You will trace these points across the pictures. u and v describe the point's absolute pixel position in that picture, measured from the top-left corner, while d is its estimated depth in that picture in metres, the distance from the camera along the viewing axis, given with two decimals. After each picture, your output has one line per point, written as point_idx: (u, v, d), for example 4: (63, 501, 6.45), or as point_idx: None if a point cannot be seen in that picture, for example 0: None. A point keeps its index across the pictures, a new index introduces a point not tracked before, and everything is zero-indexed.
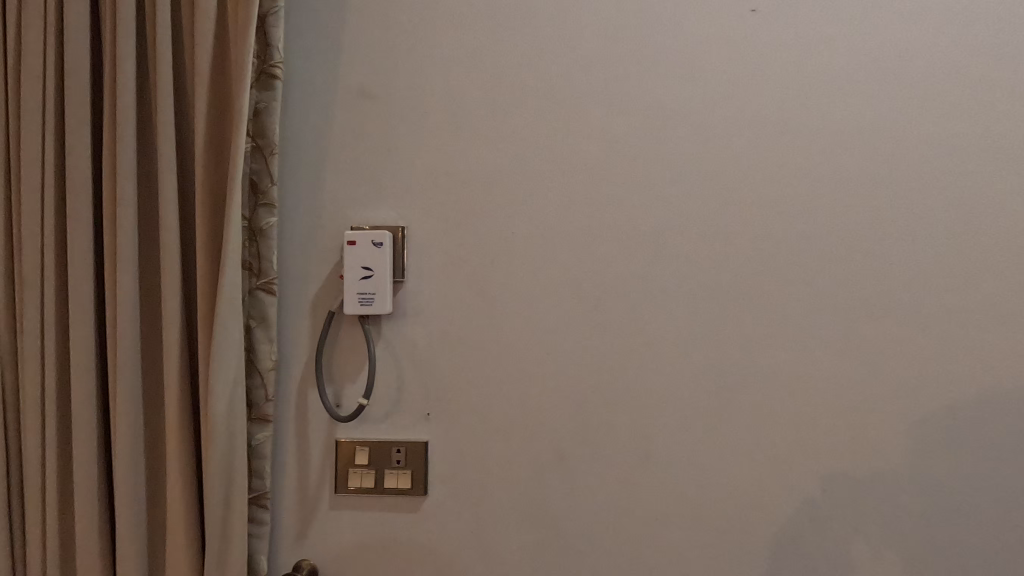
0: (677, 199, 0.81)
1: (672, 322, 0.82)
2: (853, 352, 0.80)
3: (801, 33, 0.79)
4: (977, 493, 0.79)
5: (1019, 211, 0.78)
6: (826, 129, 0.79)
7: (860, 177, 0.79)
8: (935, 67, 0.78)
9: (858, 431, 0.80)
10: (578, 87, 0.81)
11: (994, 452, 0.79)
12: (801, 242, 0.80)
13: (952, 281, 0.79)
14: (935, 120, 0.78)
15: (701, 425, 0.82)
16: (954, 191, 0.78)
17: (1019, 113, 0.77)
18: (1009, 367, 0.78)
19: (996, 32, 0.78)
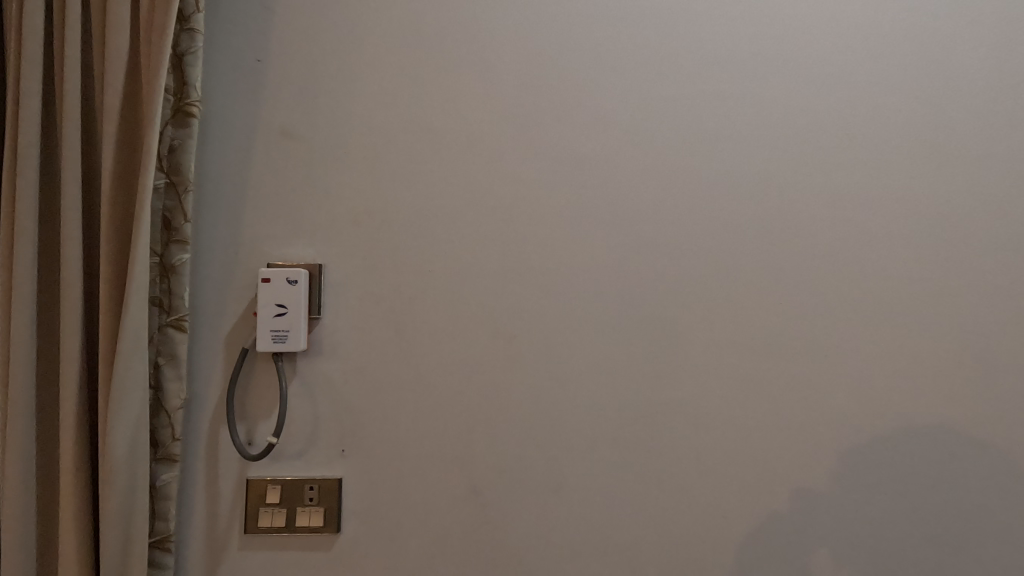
0: (584, 240, 0.86)
1: (586, 359, 0.85)
2: (743, 385, 0.87)
3: (694, 93, 0.87)
4: (852, 510, 0.87)
5: (882, 260, 0.88)
6: (716, 180, 0.87)
7: (747, 226, 0.87)
8: (809, 130, 0.88)
9: (749, 458, 0.86)
10: (493, 133, 0.86)
11: (866, 475, 0.87)
12: (697, 283, 0.87)
13: (826, 321, 0.87)
14: (812, 177, 0.88)
15: (609, 458, 0.85)
16: (826, 240, 0.87)
17: (878, 173, 0.88)
18: (878, 399, 0.87)
19: (859, 102, 0.88)
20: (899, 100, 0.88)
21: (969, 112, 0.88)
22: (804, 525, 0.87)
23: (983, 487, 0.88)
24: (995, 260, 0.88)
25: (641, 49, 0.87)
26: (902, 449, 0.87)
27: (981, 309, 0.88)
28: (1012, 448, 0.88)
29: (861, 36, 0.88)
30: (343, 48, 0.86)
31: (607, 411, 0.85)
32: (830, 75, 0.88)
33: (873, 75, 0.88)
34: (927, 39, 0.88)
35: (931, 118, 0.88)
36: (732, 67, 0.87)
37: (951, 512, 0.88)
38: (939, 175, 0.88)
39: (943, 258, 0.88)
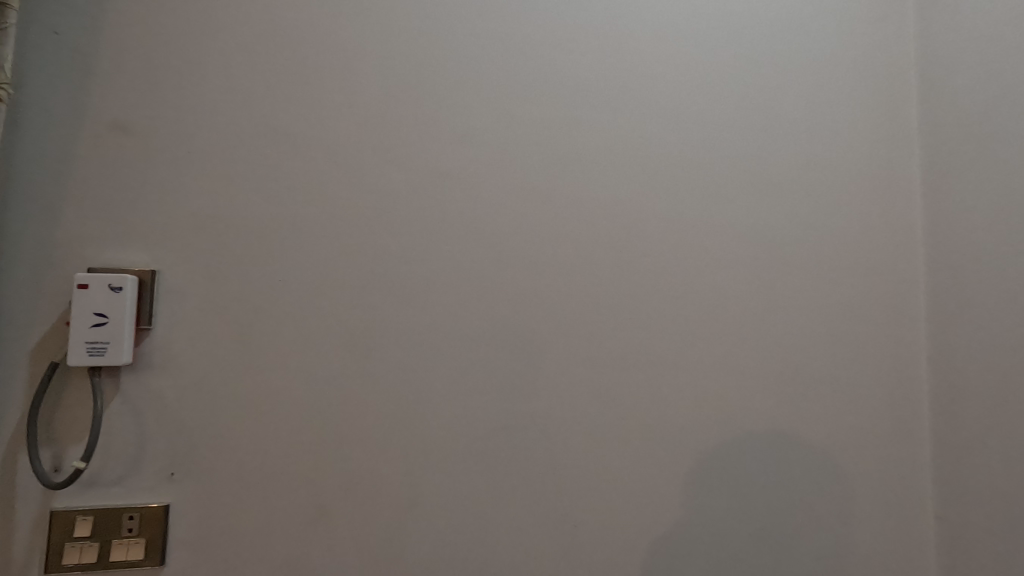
0: (445, 253, 0.86)
1: (443, 373, 0.85)
2: (600, 397, 0.88)
3: (555, 115, 0.91)
4: (700, 514, 0.91)
5: (728, 277, 0.93)
6: (574, 199, 0.90)
7: (604, 242, 0.90)
8: (662, 154, 0.93)
9: (604, 467, 0.88)
10: (353, 141, 0.84)
11: (713, 481, 0.91)
12: (556, 297, 0.88)
13: (679, 335, 0.91)
14: (665, 198, 0.92)
15: (464, 471, 0.84)
16: (679, 258, 0.92)
17: (724, 196, 0.94)
18: (723, 409, 0.92)
19: (708, 131, 0.95)
20: (738, 137, 0.96)
21: (796, 150, 0.97)
22: (654, 532, 0.89)
23: (813, 489, 0.95)
24: (820, 283, 0.96)
25: (506, 69, 0.90)
26: (744, 454, 0.93)
27: (808, 328, 0.95)
28: (837, 452, 0.96)
29: (704, 75, 0.95)
30: (189, 41, 0.81)
31: (465, 425, 0.85)
32: (681, 105, 0.94)
33: (715, 111, 0.95)
34: (760, 82, 0.97)
35: (765, 153, 0.96)
36: (587, 94, 0.92)
37: (786, 512, 0.94)
38: (772, 205, 0.96)
39: (781, 276, 0.95)
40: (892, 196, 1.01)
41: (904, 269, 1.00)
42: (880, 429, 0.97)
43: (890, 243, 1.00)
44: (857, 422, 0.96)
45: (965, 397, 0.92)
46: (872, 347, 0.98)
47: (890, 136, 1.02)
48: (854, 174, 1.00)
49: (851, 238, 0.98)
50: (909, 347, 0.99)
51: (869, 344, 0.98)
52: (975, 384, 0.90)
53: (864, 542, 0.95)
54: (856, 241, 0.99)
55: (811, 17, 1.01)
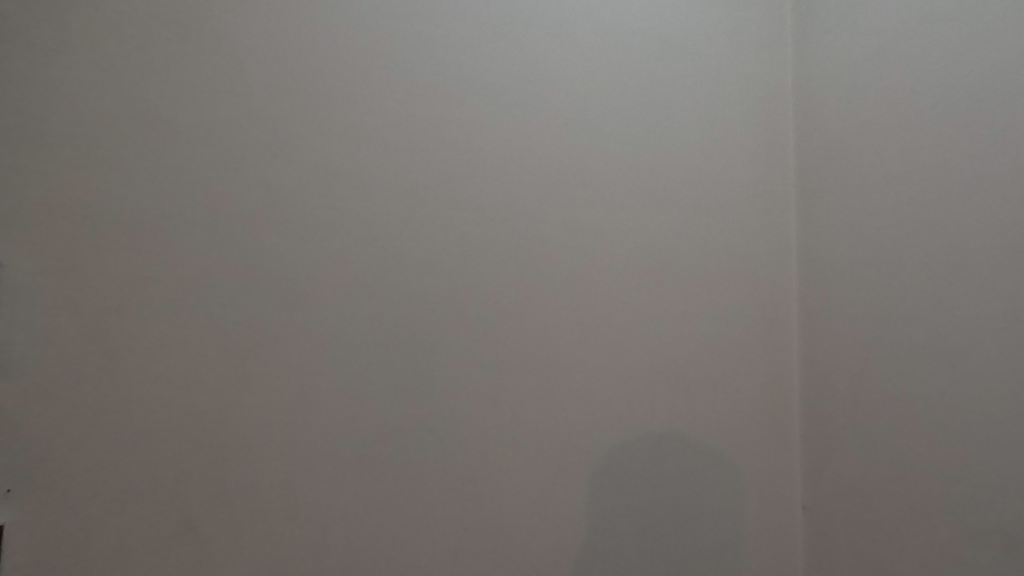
0: (335, 253, 0.84)
1: (329, 376, 0.82)
2: (492, 400, 0.89)
3: (455, 120, 0.91)
4: (591, 513, 0.92)
5: (619, 285, 0.97)
6: (471, 203, 0.90)
7: (500, 247, 0.91)
8: (558, 164, 0.95)
9: (494, 470, 0.89)
10: (238, 133, 0.80)
11: (604, 480, 0.93)
12: (450, 300, 0.88)
13: (571, 339, 0.94)
14: (561, 206, 0.95)
15: (349, 478, 0.82)
16: (573, 264, 0.95)
17: (617, 206, 0.98)
18: (613, 410, 0.95)
19: (603, 144, 0.98)
20: (632, 151, 1.00)
21: (685, 167, 1.03)
22: (545, 532, 0.90)
23: (699, 485, 0.99)
24: (705, 290, 1.02)
25: (405, 71, 0.89)
26: (633, 453, 0.96)
27: (694, 333, 1.01)
28: (720, 449, 1.01)
29: (602, 88, 0.99)
30: (49, 13, 0.74)
31: (351, 428, 0.82)
32: (579, 117, 0.97)
33: (612, 123, 0.99)
34: (655, 99, 1.02)
35: (658, 166, 1.01)
36: (489, 100, 0.93)
37: (675, 507, 0.97)
38: (663, 215, 1.01)
39: (668, 284, 1.00)
40: (770, 212, 1.09)
41: (779, 279, 1.08)
42: (758, 428, 1.03)
43: (768, 254, 1.08)
44: (739, 421, 1.02)
45: (828, 396, 1.00)
46: (752, 351, 1.04)
47: (769, 157, 1.10)
48: (737, 190, 1.07)
49: (733, 249, 1.05)
50: (783, 351, 1.07)
51: (749, 347, 1.04)
52: (836, 384, 0.99)
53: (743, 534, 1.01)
54: (738, 251, 1.05)
55: (702, 43, 1.07)
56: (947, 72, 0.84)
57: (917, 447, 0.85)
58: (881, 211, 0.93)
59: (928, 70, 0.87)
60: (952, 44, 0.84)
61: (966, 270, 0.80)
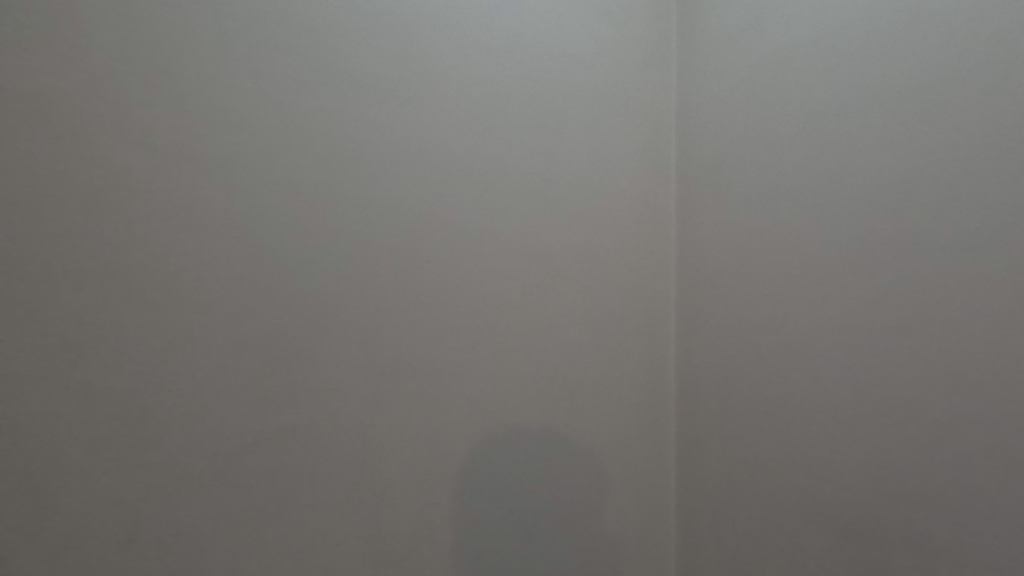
0: (192, 245, 0.75)
1: (180, 382, 0.74)
2: (368, 405, 0.85)
3: (335, 108, 0.86)
4: (472, 518, 0.91)
5: (504, 287, 0.97)
6: (352, 197, 0.86)
7: (382, 244, 0.87)
8: (445, 162, 0.94)
9: (370, 478, 0.84)
10: (75, 107, 0.71)
11: (485, 484, 0.92)
12: (326, 299, 0.83)
13: (454, 341, 0.92)
14: (447, 206, 0.93)
15: (203, 495, 0.74)
16: (458, 265, 0.93)
17: (503, 208, 0.98)
18: (495, 413, 0.94)
19: (491, 145, 0.98)
20: (519, 154, 1.00)
21: (571, 173, 1.06)
22: (425, 543, 0.88)
23: (580, 488, 1.01)
24: (587, 296, 1.05)
25: (281, 51, 0.83)
26: (515, 458, 0.96)
27: (576, 336, 1.03)
28: (600, 452, 1.04)
29: (494, 93, 0.99)
30: None
31: (208, 441, 0.75)
32: (468, 117, 0.96)
33: (503, 128, 0.99)
34: (546, 107, 1.04)
35: (546, 174, 1.03)
36: (377, 94, 0.89)
37: (554, 510, 0.99)
38: (550, 224, 1.02)
39: (553, 288, 1.01)
40: (651, 221, 1.14)
41: (659, 288, 1.14)
42: (635, 428, 1.08)
43: (648, 261, 1.13)
44: (617, 422, 1.06)
45: (697, 397, 1.07)
46: (631, 353, 1.09)
47: (650, 169, 1.16)
48: (621, 199, 1.11)
49: (616, 258, 1.09)
50: (660, 354, 1.12)
51: (629, 353, 1.09)
52: (706, 388, 1.05)
53: (620, 533, 1.04)
54: (620, 261, 1.09)
55: (590, 54, 1.11)
56: (796, 104, 0.93)
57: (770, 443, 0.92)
58: (745, 227, 1.00)
59: (783, 97, 0.95)
60: (799, 78, 0.92)
61: (810, 284, 0.88)
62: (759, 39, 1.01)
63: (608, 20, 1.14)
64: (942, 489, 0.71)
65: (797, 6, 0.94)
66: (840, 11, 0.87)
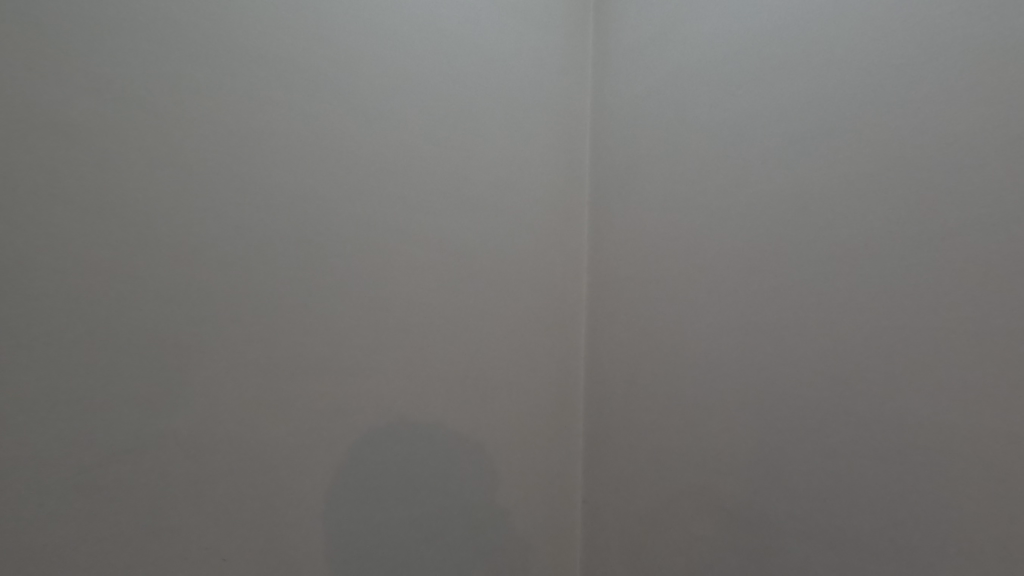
0: (58, 226, 0.66)
1: (37, 382, 0.64)
2: (264, 407, 0.79)
3: (238, 85, 0.79)
4: (374, 522, 0.87)
5: (415, 284, 0.95)
6: (253, 183, 0.80)
7: (284, 235, 0.82)
8: (358, 152, 0.90)
9: (263, 484, 0.79)
10: None
11: (389, 486, 0.89)
12: (219, 291, 0.76)
13: (361, 339, 0.88)
14: (357, 196, 0.90)
15: (61, 510, 0.65)
16: (368, 260, 0.90)
17: (417, 203, 0.96)
18: (403, 414, 0.91)
19: (407, 138, 0.96)
20: (437, 149, 0.99)
21: (488, 172, 1.05)
22: (323, 552, 0.83)
23: (486, 487, 1.00)
24: (501, 295, 1.05)
25: (177, 18, 0.75)
26: (416, 459, 0.92)
27: (489, 335, 1.03)
28: (506, 450, 1.03)
29: (410, 83, 0.97)
30: None
31: (66, 446, 0.66)
32: (384, 107, 0.93)
33: (418, 120, 0.97)
34: (464, 103, 1.03)
35: (461, 170, 1.02)
36: (281, 73, 0.84)
37: (455, 511, 0.97)
38: (463, 219, 1.01)
39: (466, 286, 1.00)
40: (565, 223, 1.17)
41: (570, 287, 1.16)
42: (545, 426, 1.09)
43: (561, 262, 1.15)
44: (527, 421, 1.06)
45: (604, 395, 1.10)
46: (543, 353, 1.10)
47: (565, 172, 1.18)
48: (536, 200, 1.12)
49: (530, 258, 1.10)
50: (570, 354, 1.15)
51: (539, 350, 1.09)
52: (612, 385, 1.09)
53: (523, 531, 1.04)
54: (534, 261, 1.11)
55: (511, 55, 1.12)
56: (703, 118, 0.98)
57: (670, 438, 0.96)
58: (649, 232, 1.05)
59: (688, 110, 1.01)
60: (704, 94, 0.98)
61: (707, 285, 0.93)
62: (669, 55, 1.06)
63: (529, 21, 1.15)
64: (815, 479, 0.76)
65: (705, 26, 1.00)
66: (743, 35, 0.93)
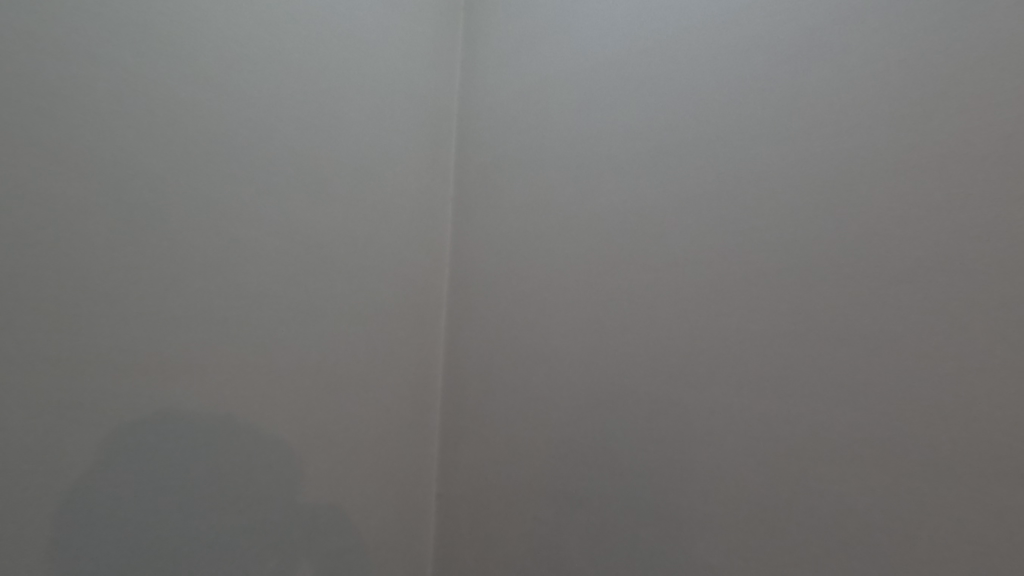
0: None
1: None
2: (67, 399, 0.69)
3: (47, 34, 0.70)
4: (198, 522, 0.80)
5: (260, 271, 0.88)
6: (61, 147, 0.70)
7: (100, 208, 0.73)
8: (197, 124, 0.83)
9: (61, 485, 0.68)
10: None
11: (218, 483, 0.82)
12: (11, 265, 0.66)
13: (193, 327, 0.81)
14: (195, 172, 0.82)
15: None
16: (206, 242, 0.82)
17: (266, 186, 0.90)
18: (240, 409, 0.85)
19: (257, 115, 0.89)
20: (292, 133, 0.94)
21: (349, 162, 1.02)
22: (133, 559, 0.74)
23: (334, 487, 0.96)
24: (357, 288, 1.02)
25: None
26: (252, 460, 0.86)
27: (344, 328, 0.99)
28: (358, 447, 1.00)
29: (264, 59, 0.91)
30: None
31: None
32: (231, 81, 0.87)
33: (274, 99, 0.92)
34: (325, 86, 0.99)
35: (321, 156, 0.97)
36: (106, 29, 0.75)
37: (296, 514, 0.91)
38: (321, 208, 0.97)
39: (318, 277, 0.96)
40: (429, 219, 1.16)
41: (431, 282, 1.16)
42: (401, 421, 1.07)
43: (423, 256, 1.15)
44: (383, 415, 1.04)
45: (459, 388, 1.12)
46: (401, 346, 1.09)
47: (431, 168, 1.18)
48: (401, 193, 1.11)
49: (393, 251, 1.08)
50: (430, 348, 1.14)
51: (398, 345, 1.08)
52: (468, 378, 1.11)
53: (375, 531, 1.02)
54: (395, 254, 1.09)
55: (381, 42, 1.09)
56: (560, 128, 1.05)
57: (516, 426, 1.01)
58: (506, 232, 1.10)
59: (548, 120, 1.07)
60: (563, 107, 1.05)
61: (561, 286, 0.99)
62: (534, 66, 1.12)
63: (402, 11, 1.13)
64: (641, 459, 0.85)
65: (568, 46, 1.07)
66: (601, 58, 1.01)
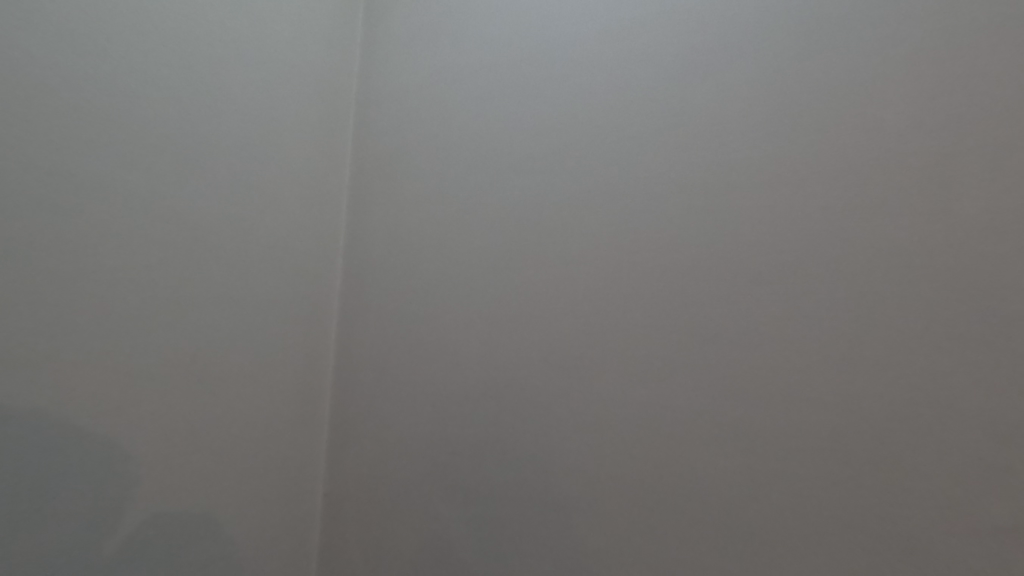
0: None
1: None
2: None
3: None
4: (33, 530, 0.70)
5: (118, 248, 0.79)
6: None
7: None
8: (43, 76, 0.73)
9: None
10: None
11: (59, 484, 0.72)
12: None
13: (32, 306, 0.70)
14: (37, 130, 0.72)
15: None
16: (50, 210, 0.73)
17: (128, 153, 0.81)
18: (91, 402, 0.75)
19: (119, 75, 0.81)
20: (162, 98, 0.85)
21: (230, 136, 0.94)
22: None
23: (202, 490, 0.88)
24: (238, 272, 0.94)
25: None
26: (103, 458, 0.77)
27: (220, 316, 0.91)
28: (232, 447, 0.92)
29: (129, 14, 0.82)
30: None
31: None
32: (87, 32, 0.78)
33: (139, 63, 0.83)
34: (204, 53, 0.91)
35: (198, 131, 0.89)
36: None
37: (156, 523, 0.82)
38: (197, 186, 0.89)
39: (191, 258, 0.87)
40: (321, 202, 1.10)
41: (323, 273, 1.10)
42: (285, 416, 1.01)
43: (315, 242, 1.08)
44: (264, 410, 0.97)
45: (349, 382, 1.07)
46: (287, 337, 1.02)
47: (326, 150, 1.12)
48: (291, 174, 1.04)
49: (279, 235, 1.01)
50: (320, 341, 1.08)
51: (283, 339, 1.01)
52: (360, 371, 1.06)
53: (249, 538, 0.94)
54: (282, 238, 1.02)
55: (272, 12, 1.02)
56: (460, 120, 1.05)
57: (408, 419, 0.99)
58: (404, 221, 1.07)
59: (448, 110, 1.07)
60: (463, 100, 1.06)
61: (457, 279, 0.99)
62: (435, 56, 1.11)
63: None
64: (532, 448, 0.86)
65: (470, 39, 1.08)
66: (500, 56, 1.03)
